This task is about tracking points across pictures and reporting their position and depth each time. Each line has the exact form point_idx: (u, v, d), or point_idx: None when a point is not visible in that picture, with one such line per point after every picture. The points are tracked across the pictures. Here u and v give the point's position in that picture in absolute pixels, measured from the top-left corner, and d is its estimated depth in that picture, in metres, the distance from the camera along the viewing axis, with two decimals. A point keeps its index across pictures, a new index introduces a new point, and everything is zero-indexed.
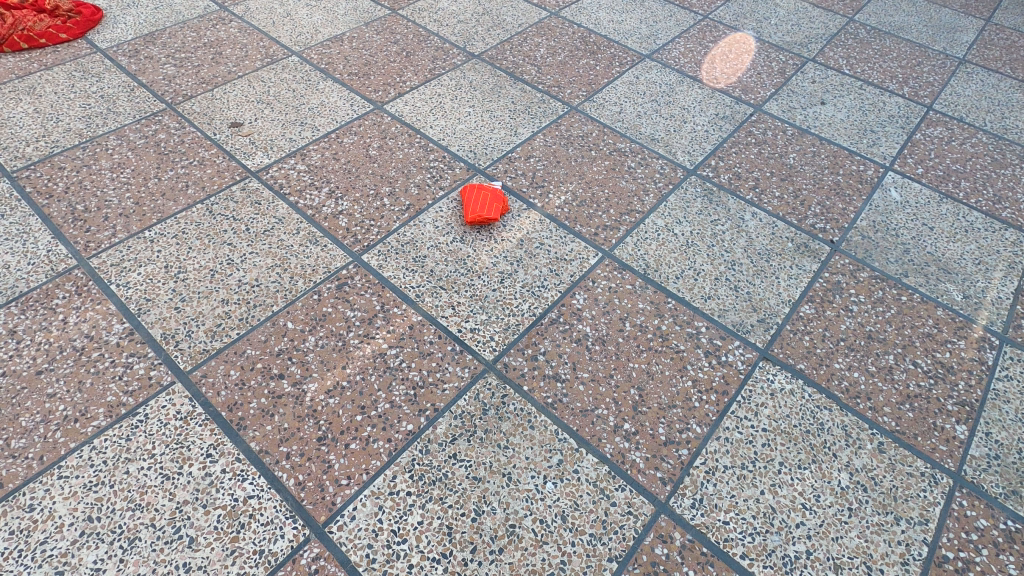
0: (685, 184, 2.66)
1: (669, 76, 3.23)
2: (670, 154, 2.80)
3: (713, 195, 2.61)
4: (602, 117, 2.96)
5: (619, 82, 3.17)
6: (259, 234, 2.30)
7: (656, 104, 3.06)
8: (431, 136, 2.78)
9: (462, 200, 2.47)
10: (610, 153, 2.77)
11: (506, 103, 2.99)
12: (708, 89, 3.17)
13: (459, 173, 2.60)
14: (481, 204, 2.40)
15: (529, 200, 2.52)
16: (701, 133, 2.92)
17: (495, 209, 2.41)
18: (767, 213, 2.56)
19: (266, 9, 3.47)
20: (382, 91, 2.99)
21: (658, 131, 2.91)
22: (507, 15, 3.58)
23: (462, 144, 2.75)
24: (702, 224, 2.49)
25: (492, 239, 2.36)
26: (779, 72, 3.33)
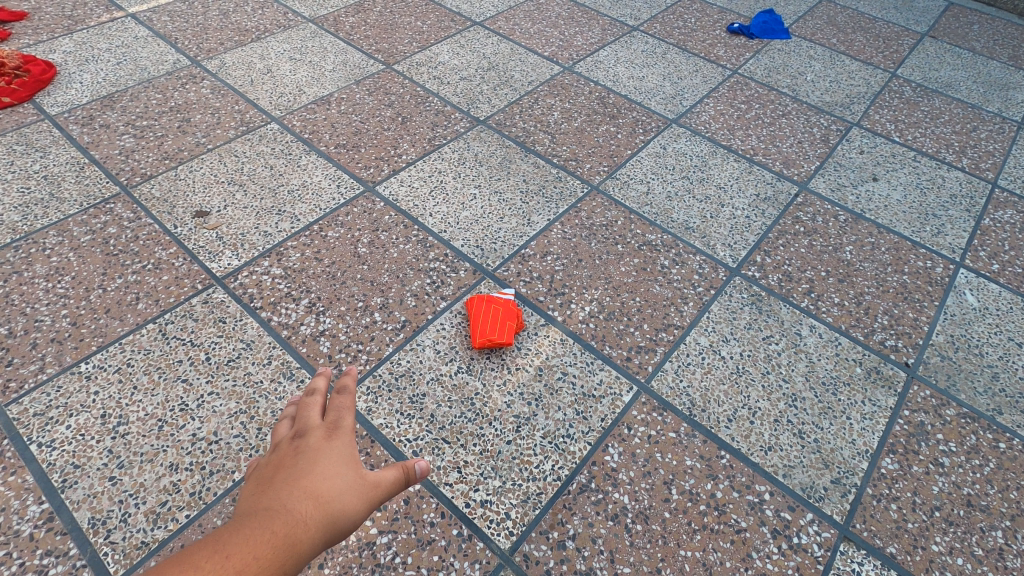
0: (729, 288, 2.27)
1: (700, 145, 2.86)
2: (708, 248, 2.41)
3: (762, 302, 2.23)
4: (628, 199, 2.57)
5: (644, 153, 2.80)
6: (222, 366, 1.89)
7: (688, 181, 2.68)
8: (432, 226, 2.38)
9: (466, 316, 2.08)
10: (639, 247, 2.38)
11: (517, 181, 2.60)
12: (744, 162, 2.80)
13: (465, 277, 2.21)
14: (487, 323, 2.01)
15: (548, 312, 2.13)
16: (741, 220, 2.53)
17: (504, 327, 2.01)
18: (827, 326, 2.18)
19: (244, 64, 3.08)
20: (374, 167, 2.60)
21: (692, 217, 2.53)
22: (516, 70, 3.20)
23: (467, 237, 2.35)
24: (753, 343, 2.10)
25: (505, 367, 1.96)
26: (822, 141, 2.96)
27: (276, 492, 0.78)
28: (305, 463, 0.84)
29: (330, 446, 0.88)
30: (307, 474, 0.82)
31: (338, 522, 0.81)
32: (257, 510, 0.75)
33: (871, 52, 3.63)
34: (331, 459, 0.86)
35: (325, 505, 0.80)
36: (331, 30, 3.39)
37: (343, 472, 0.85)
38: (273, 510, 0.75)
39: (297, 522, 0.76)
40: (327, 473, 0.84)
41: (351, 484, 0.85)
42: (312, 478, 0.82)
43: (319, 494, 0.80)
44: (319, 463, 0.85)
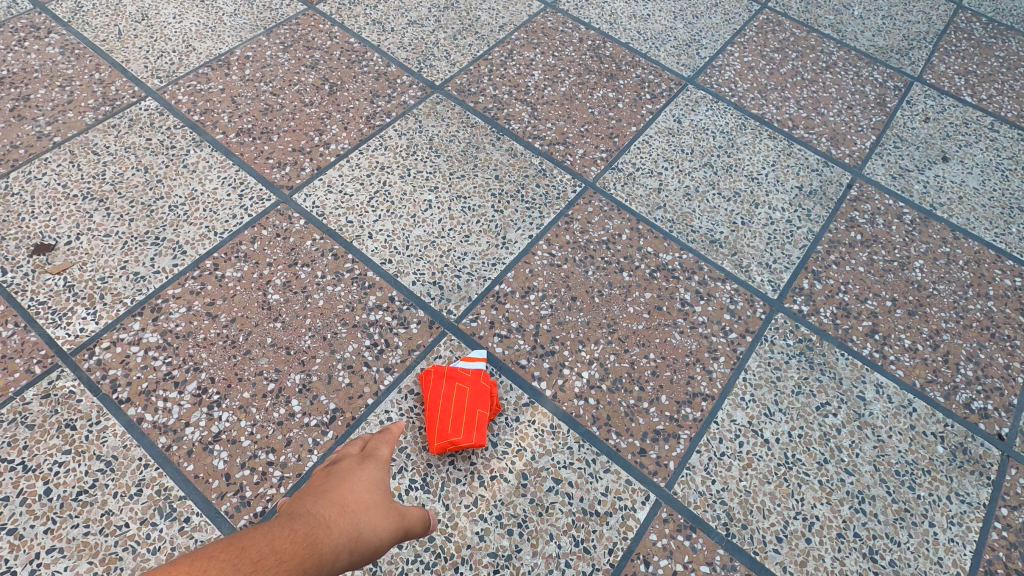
0: (770, 332, 1.72)
1: (724, 116, 2.20)
2: (741, 270, 1.84)
3: (813, 352, 1.70)
4: (634, 201, 1.95)
5: (653, 130, 2.13)
6: (69, 504, 1.32)
7: (711, 170, 2.05)
8: (372, 254, 1.75)
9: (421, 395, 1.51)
10: (651, 274, 1.79)
11: (487, 178, 1.94)
12: (782, 140, 2.16)
13: (418, 335, 1.62)
14: (449, 411, 1.47)
15: (533, 385, 1.57)
16: (781, 227, 1.94)
17: (472, 419, 1.46)
18: (897, 384, 1.67)
19: (109, 7, 2.24)
20: (291, 164, 1.90)
21: (718, 224, 1.93)
22: (483, 9, 2.42)
23: (421, 269, 1.74)
24: (805, 417, 1.59)
25: (476, 478, 1.43)
26: (877, 104, 2.31)
27: (308, 499, 0.92)
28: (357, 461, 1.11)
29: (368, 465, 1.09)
30: (340, 484, 0.99)
31: (365, 534, 0.91)
32: (296, 509, 0.87)
33: None
34: (359, 479, 1.03)
35: (354, 513, 0.92)
36: None
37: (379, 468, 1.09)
38: (305, 510, 0.87)
39: (328, 520, 0.86)
40: (355, 488, 0.99)
41: (371, 505, 0.98)
42: (341, 491, 0.97)
43: (344, 500, 0.93)
44: (349, 477, 1.03)
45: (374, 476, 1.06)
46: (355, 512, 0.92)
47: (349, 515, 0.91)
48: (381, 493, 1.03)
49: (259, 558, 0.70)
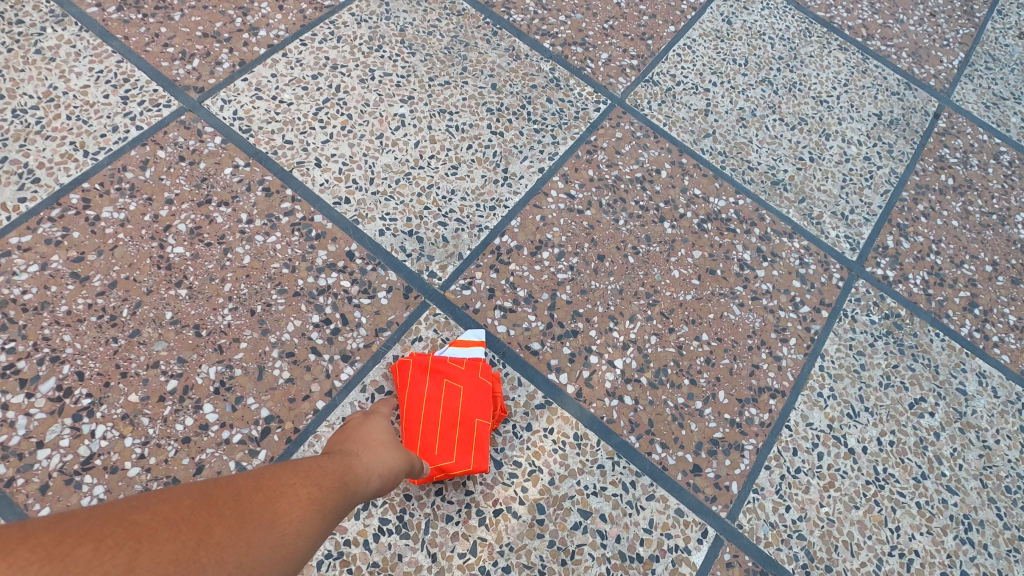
0: (849, 304, 1.33)
1: (784, 18, 1.70)
2: (810, 222, 1.42)
3: (902, 332, 1.32)
4: (675, 125, 1.47)
5: (696, 32, 1.62)
6: None
7: (770, 87, 1.58)
8: (322, 190, 1.24)
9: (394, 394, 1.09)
10: (700, 225, 1.35)
11: (480, 87, 1.42)
12: (854, 52, 1.69)
13: (389, 307, 1.16)
14: (435, 423, 1.05)
15: (549, 378, 1.14)
16: (858, 165, 1.51)
17: (466, 433, 1.05)
18: (1003, 373, 1.32)
19: None
20: (200, 56, 1.33)
21: (781, 160, 1.48)
22: None
23: (391, 212, 1.25)
24: (897, 418, 1.23)
25: (473, 513, 1.02)
26: (965, 13, 1.85)
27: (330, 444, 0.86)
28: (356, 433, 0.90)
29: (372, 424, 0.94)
30: (355, 426, 0.92)
31: (383, 470, 0.84)
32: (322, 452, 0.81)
33: None
34: (374, 422, 0.94)
35: (377, 451, 0.86)
36: None
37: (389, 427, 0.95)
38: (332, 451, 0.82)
39: (355, 459, 0.80)
40: (374, 428, 0.92)
41: (391, 449, 0.89)
42: (359, 434, 0.89)
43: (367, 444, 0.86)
44: (364, 417, 0.96)
45: (385, 451, 0.87)
46: (342, 486, 0.72)
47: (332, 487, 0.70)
48: (369, 465, 0.81)
49: (295, 511, 0.63)
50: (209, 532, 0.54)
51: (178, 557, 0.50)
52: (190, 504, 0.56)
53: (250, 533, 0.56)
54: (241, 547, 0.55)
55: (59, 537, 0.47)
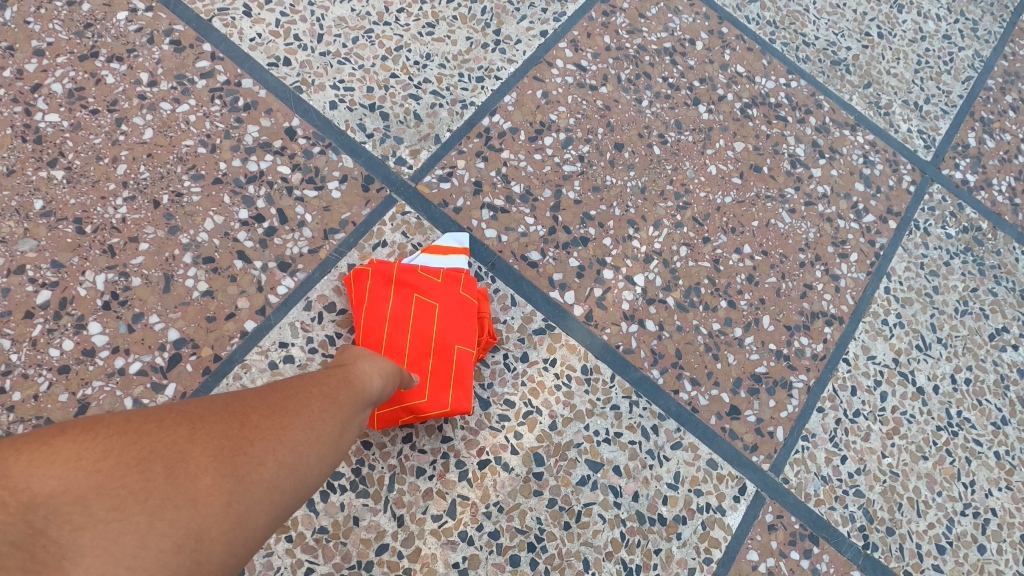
0: (922, 214, 1.08)
1: None
2: (877, 112, 1.14)
3: (983, 248, 1.08)
4: None
5: None
6: None
7: None
8: (252, 47, 0.93)
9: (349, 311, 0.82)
10: (742, 110, 1.07)
11: None
12: None
13: (343, 203, 0.88)
14: (403, 350, 0.80)
15: (553, 298, 0.89)
16: (935, 45, 1.21)
17: (444, 362, 0.80)
18: None
19: None
20: None
21: (844, 34, 1.18)
22: None
23: (346, 79, 0.94)
24: (974, 352, 1.00)
25: (451, 465, 0.79)
26: None
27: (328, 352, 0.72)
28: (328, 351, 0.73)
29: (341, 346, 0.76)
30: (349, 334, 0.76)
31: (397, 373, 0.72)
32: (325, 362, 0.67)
33: None
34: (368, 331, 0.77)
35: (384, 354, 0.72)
36: None
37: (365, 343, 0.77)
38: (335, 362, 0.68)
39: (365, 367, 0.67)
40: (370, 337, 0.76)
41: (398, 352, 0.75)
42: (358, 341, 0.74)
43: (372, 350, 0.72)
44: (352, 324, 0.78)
45: (370, 352, 0.72)
46: (354, 381, 0.62)
47: (344, 384, 0.61)
48: (363, 364, 0.67)
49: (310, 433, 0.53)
50: (242, 423, 0.50)
51: (218, 445, 0.47)
52: (220, 402, 0.53)
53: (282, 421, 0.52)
54: (276, 434, 0.50)
55: (105, 429, 0.45)
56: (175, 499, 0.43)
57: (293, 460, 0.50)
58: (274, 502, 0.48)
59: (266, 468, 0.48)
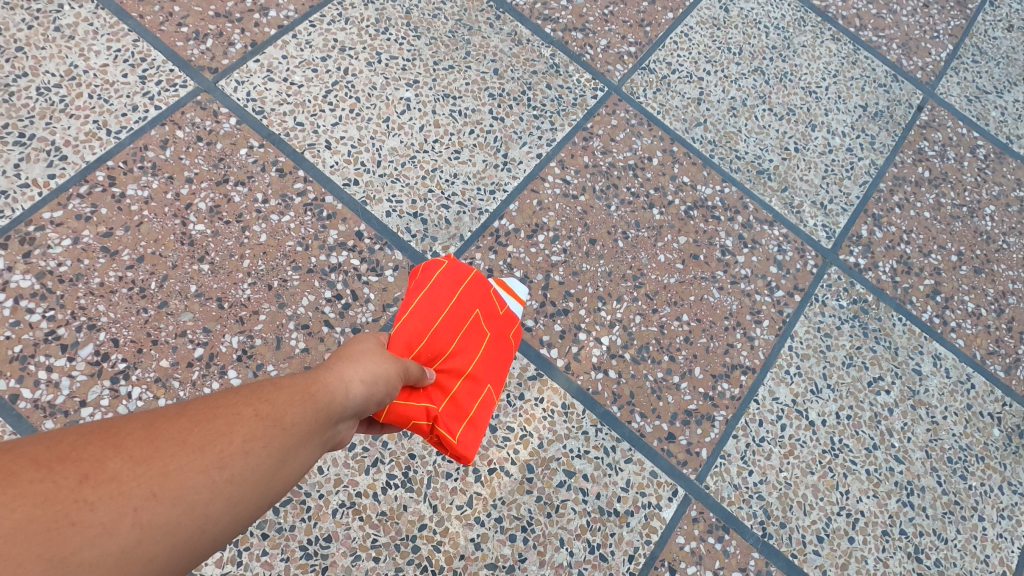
0: (822, 290, 1.44)
1: (779, 8, 1.75)
2: (791, 210, 1.51)
3: (870, 315, 1.43)
4: (669, 114, 1.54)
5: (694, 20, 1.67)
6: None
7: (761, 78, 1.64)
8: (331, 172, 1.32)
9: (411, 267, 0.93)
10: (687, 212, 1.44)
11: (483, 73, 1.48)
12: (846, 44, 1.75)
13: (396, 285, 1.25)
14: (438, 356, 0.89)
15: (543, 354, 1.25)
16: (840, 156, 1.59)
17: (465, 390, 0.92)
18: (956, 355, 1.44)
19: None
20: (213, 37, 1.38)
21: (767, 149, 1.56)
22: None
23: (397, 194, 1.32)
24: (855, 395, 1.35)
25: (469, 471, 1.15)
26: (958, 4, 1.89)
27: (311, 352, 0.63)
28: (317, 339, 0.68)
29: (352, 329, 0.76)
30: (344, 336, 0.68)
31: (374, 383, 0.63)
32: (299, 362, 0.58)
33: None
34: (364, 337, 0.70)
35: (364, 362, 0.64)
36: None
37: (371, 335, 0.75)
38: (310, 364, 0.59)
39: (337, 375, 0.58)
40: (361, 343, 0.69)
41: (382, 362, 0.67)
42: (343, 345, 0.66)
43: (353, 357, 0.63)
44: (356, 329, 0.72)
45: (372, 354, 0.66)
46: (305, 401, 0.51)
47: (291, 401, 0.50)
48: (340, 372, 0.59)
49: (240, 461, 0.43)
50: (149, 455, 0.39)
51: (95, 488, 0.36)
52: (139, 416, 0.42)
53: (201, 449, 0.41)
54: (192, 465, 0.40)
55: None
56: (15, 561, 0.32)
57: (198, 502, 0.40)
58: (163, 556, 0.38)
59: (160, 515, 0.38)
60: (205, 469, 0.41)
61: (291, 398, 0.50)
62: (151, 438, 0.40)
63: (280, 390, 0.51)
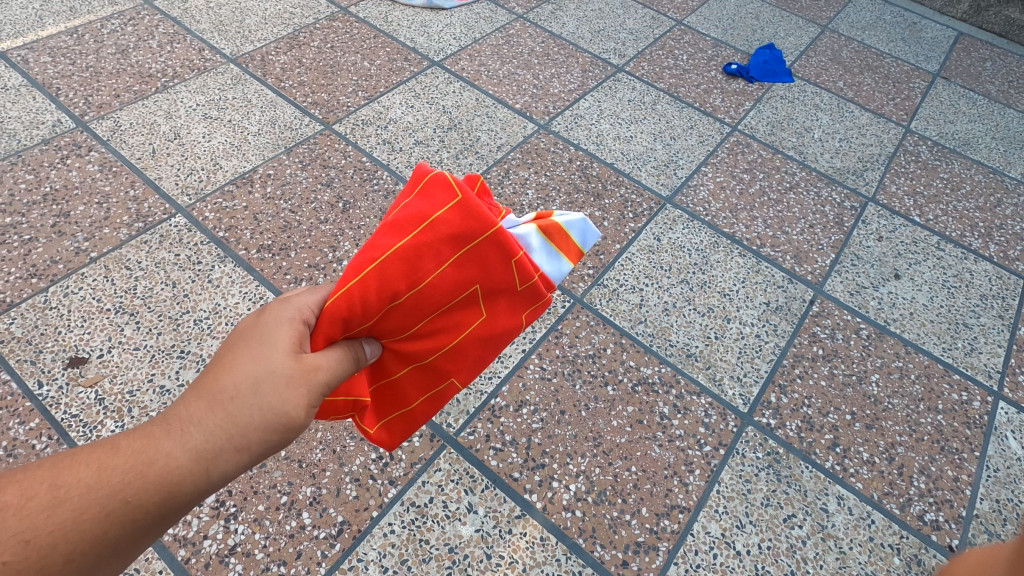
0: (741, 444, 1.89)
1: (698, 235, 2.45)
2: (714, 383, 2.02)
3: (782, 464, 1.86)
4: (618, 315, 2.15)
5: (635, 248, 2.37)
6: None
7: (687, 286, 2.27)
8: None
9: (417, 205, 1.08)
10: (634, 387, 1.97)
11: None
12: (751, 257, 2.40)
13: (421, 447, 1.77)
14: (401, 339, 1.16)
15: (526, 497, 1.71)
16: (750, 340, 2.15)
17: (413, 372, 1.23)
18: (857, 495, 1.82)
19: (145, 128, 2.52)
20: (306, 279, 2.10)
21: (693, 338, 2.13)
22: (483, 129, 2.73)
23: None
24: (774, 529, 1.73)
25: None
26: (836, 223, 2.58)
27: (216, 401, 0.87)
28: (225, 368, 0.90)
29: (278, 334, 0.95)
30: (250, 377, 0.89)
31: (248, 448, 0.87)
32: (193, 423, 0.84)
33: (882, 99, 3.28)
34: (269, 382, 0.90)
35: (243, 428, 0.86)
36: (257, 73, 2.85)
37: (284, 356, 0.92)
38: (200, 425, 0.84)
39: (212, 447, 0.83)
40: (264, 390, 0.89)
41: (265, 422, 0.88)
42: (243, 395, 0.88)
43: (238, 421, 0.86)
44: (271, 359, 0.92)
45: (257, 414, 0.87)
46: (145, 496, 0.78)
47: (130, 500, 0.77)
48: (213, 445, 0.84)
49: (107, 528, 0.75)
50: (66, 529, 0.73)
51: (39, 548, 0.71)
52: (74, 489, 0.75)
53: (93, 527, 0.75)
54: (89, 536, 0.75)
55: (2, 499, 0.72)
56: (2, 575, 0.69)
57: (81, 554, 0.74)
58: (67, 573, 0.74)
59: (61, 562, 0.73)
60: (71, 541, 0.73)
61: (117, 502, 0.76)
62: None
63: (121, 485, 0.77)
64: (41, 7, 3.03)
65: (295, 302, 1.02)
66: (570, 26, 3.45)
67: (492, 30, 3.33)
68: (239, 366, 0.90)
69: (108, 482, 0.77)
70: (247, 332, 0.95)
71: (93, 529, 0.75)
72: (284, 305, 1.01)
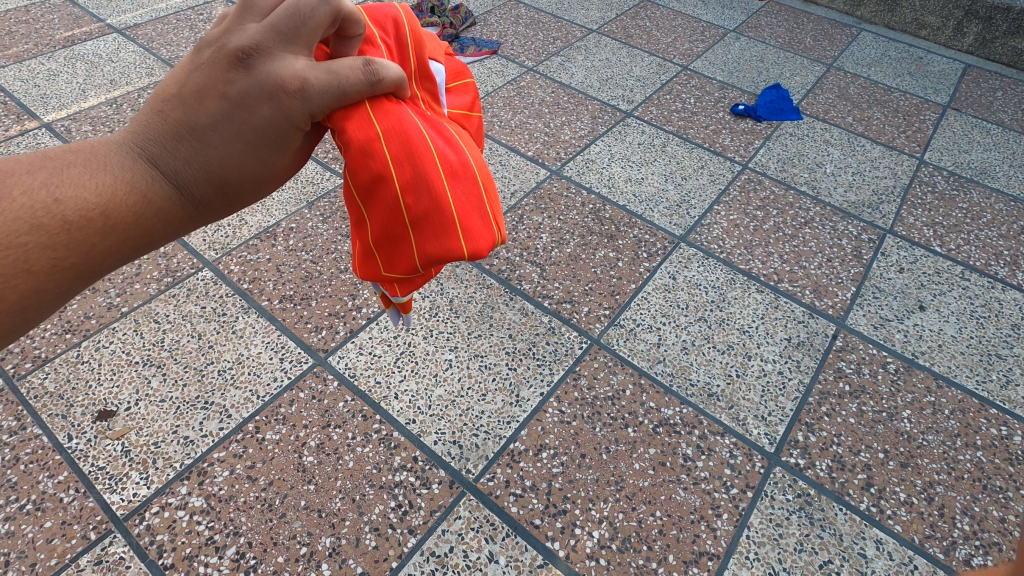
0: (770, 486, 1.83)
1: (713, 272, 2.45)
2: (738, 423, 1.98)
3: (814, 505, 1.79)
4: (636, 356, 2.14)
5: (650, 287, 2.38)
6: None
7: (705, 324, 2.26)
8: (398, 414, 1.93)
9: (421, 229, 1.08)
10: (655, 429, 1.94)
11: (501, 337, 2.16)
12: (768, 293, 2.38)
13: (440, 493, 1.75)
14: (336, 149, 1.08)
15: (548, 544, 1.67)
16: (773, 378, 2.11)
17: None
18: (897, 538, 1.73)
19: None
20: (326, 328, 2.15)
21: (714, 376, 2.10)
22: (496, 177, 2.81)
23: (442, 428, 1.90)
24: None
25: None
26: (855, 257, 2.56)
27: (213, 158, 0.88)
28: (218, 143, 0.88)
29: (291, 127, 0.89)
30: (253, 152, 0.90)
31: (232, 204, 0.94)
32: (192, 171, 0.87)
33: (893, 132, 3.30)
34: (269, 162, 0.92)
35: (234, 192, 0.92)
36: None
37: (282, 157, 0.92)
38: (199, 178, 0.88)
39: (206, 198, 0.89)
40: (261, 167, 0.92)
41: (255, 190, 0.94)
42: (240, 167, 0.90)
43: (231, 186, 0.91)
44: (278, 143, 0.90)
45: (249, 190, 0.94)
46: (149, 232, 0.83)
47: (136, 230, 0.81)
48: (207, 203, 0.90)
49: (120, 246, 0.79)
50: (87, 250, 0.76)
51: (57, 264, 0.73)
52: (81, 211, 0.75)
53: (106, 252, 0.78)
54: (102, 257, 0.77)
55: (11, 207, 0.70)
56: (28, 283, 0.71)
57: (97, 271, 0.78)
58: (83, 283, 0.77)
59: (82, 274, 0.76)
60: (90, 260, 0.76)
61: (134, 233, 0.81)
62: (22, 243, 0.70)
63: (131, 216, 0.80)
64: (84, 82, 3.26)
65: (315, 102, 0.88)
66: (578, 76, 3.58)
67: (504, 83, 3.47)
68: (236, 146, 0.89)
69: (113, 220, 0.78)
70: (255, 113, 0.87)
71: (105, 258, 0.78)
72: (305, 102, 0.88)
